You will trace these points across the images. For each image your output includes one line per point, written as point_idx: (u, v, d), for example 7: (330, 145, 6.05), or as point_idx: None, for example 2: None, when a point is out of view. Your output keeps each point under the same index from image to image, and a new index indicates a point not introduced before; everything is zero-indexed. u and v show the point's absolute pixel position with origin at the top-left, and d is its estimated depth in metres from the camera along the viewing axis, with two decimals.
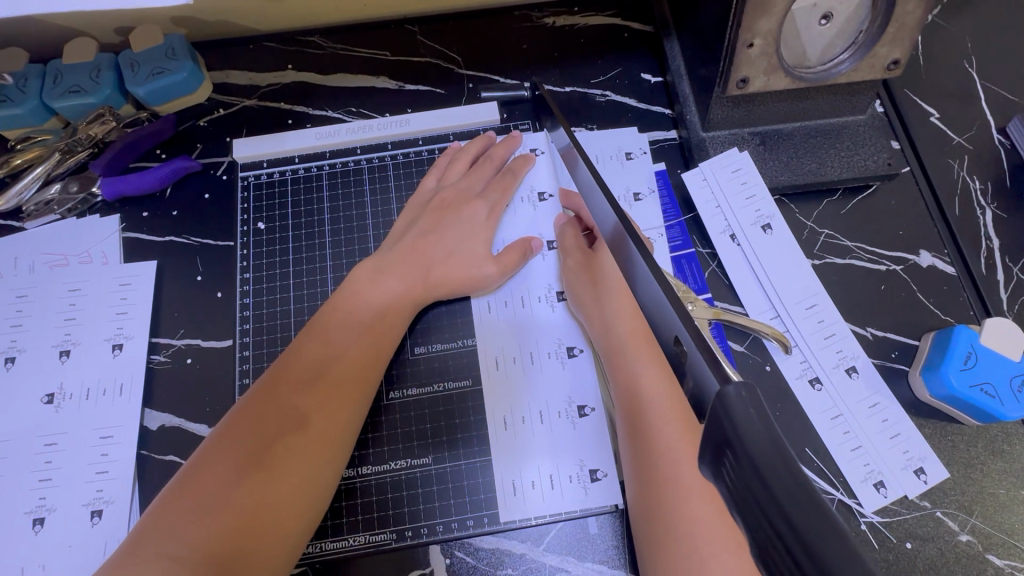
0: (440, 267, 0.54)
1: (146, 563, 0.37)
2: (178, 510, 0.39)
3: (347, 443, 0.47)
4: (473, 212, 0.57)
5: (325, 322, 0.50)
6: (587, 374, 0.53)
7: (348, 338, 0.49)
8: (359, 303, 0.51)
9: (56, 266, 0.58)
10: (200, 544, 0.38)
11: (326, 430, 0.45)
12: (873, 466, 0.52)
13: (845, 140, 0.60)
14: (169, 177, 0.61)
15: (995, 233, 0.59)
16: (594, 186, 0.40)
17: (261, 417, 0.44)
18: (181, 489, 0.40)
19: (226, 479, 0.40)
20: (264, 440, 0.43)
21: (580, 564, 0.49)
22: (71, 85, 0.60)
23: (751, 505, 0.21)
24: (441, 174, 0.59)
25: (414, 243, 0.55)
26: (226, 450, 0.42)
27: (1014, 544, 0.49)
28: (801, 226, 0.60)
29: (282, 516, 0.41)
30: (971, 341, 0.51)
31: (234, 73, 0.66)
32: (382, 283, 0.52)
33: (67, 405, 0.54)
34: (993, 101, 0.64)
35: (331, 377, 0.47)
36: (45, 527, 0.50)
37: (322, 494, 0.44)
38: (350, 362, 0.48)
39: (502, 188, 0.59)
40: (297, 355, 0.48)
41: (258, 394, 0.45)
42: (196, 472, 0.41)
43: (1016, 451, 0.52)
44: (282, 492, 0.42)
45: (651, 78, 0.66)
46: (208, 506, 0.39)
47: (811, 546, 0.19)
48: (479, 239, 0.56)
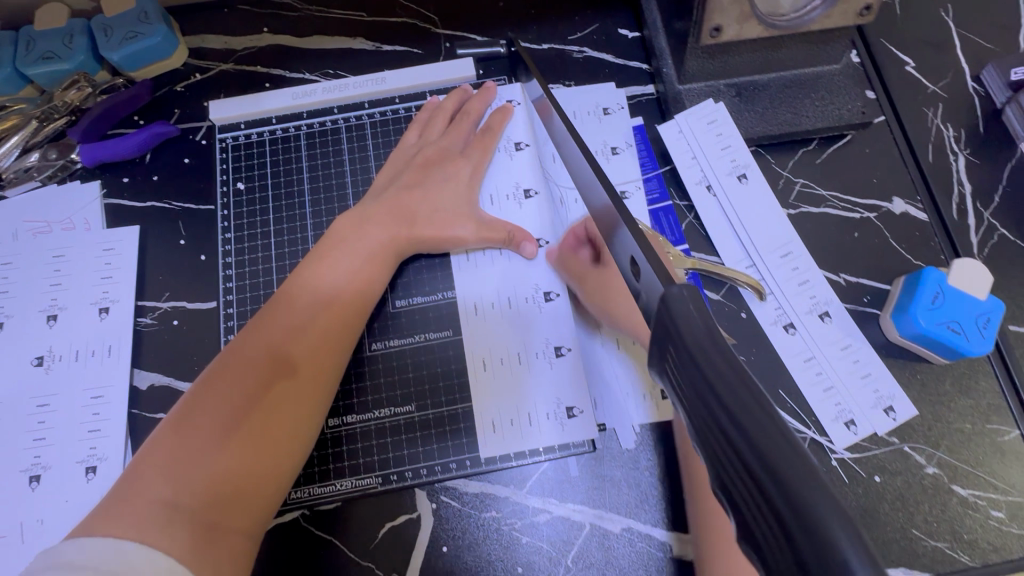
0: (421, 221, 0.54)
1: (137, 504, 0.38)
2: (169, 454, 0.40)
3: (329, 390, 0.48)
4: (453, 164, 0.57)
5: (304, 272, 0.50)
6: (565, 321, 0.54)
7: (335, 286, 0.50)
8: (346, 247, 0.51)
9: (40, 233, 0.59)
10: (194, 487, 0.39)
11: (314, 376, 0.46)
12: (843, 404, 0.53)
13: (820, 90, 0.60)
14: (147, 143, 0.61)
15: (967, 179, 0.60)
16: (567, 136, 0.40)
17: (242, 368, 0.44)
18: (165, 439, 0.41)
19: (211, 428, 0.41)
20: (248, 391, 0.43)
21: (561, 504, 0.51)
22: (45, 52, 0.60)
23: (695, 394, 0.22)
24: (421, 129, 0.60)
25: (396, 195, 0.55)
26: (217, 395, 0.43)
27: (977, 475, 0.51)
28: (776, 176, 0.61)
29: (273, 459, 0.43)
30: (939, 283, 0.53)
31: (209, 37, 0.66)
32: (365, 232, 0.52)
33: (58, 367, 0.55)
34: (969, 49, 0.64)
35: (318, 325, 0.48)
36: (41, 483, 0.51)
37: (308, 439, 0.46)
38: (330, 313, 0.49)
39: (480, 140, 0.59)
40: (275, 307, 0.48)
41: (237, 347, 0.45)
42: (184, 416, 0.42)
43: (982, 388, 0.54)
44: (269, 439, 0.43)
45: (629, 33, 0.66)
46: (200, 449, 0.40)
47: (741, 420, 0.20)
48: (459, 192, 0.57)
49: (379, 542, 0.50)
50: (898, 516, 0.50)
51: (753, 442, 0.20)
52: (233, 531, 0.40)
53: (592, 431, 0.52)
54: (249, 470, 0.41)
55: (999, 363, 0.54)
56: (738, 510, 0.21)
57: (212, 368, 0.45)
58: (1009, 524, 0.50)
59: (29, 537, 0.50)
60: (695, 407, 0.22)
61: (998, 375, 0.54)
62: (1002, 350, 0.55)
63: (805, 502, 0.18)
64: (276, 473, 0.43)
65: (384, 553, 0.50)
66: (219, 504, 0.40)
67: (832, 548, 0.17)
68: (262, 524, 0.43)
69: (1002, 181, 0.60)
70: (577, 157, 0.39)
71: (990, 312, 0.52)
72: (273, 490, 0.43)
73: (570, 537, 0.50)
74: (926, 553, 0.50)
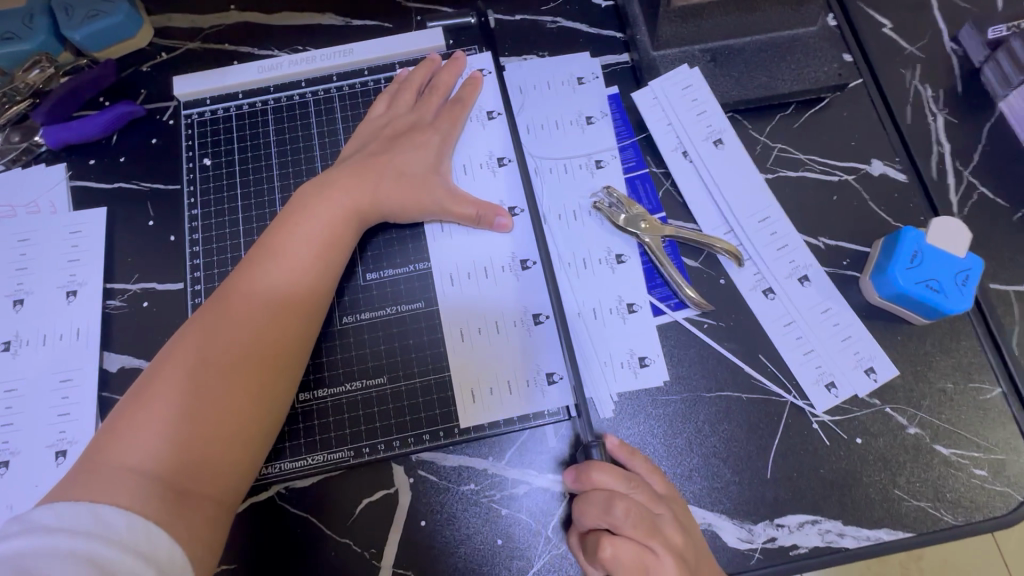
0: (387, 190, 0.53)
1: (107, 474, 0.37)
2: (135, 422, 0.40)
3: (297, 359, 0.47)
4: (422, 134, 0.56)
5: (266, 244, 0.48)
6: (540, 291, 0.54)
7: (301, 252, 0.48)
8: (309, 217, 0.50)
9: (5, 217, 0.58)
10: (160, 454, 0.39)
11: (281, 343, 0.45)
12: (824, 366, 0.53)
13: (795, 54, 0.60)
14: (113, 124, 0.60)
15: (946, 139, 0.59)
16: None
17: (203, 341, 0.43)
18: (127, 411, 0.40)
19: (174, 400, 0.41)
20: (209, 362, 0.42)
21: (541, 476, 0.50)
22: (5, 33, 0.59)
23: None
24: (391, 101, 0.58)
25: (364, 162, 0.54)
26: (182, 365, 0.42)
27: (959, 434, 0.51)
28: (754, 142, 0.60)
29: (242, 426, 0.42)
30: (918, 241, 0.52)
31: (175, 16, 0.64)
32: (331, 198, 0.51)
33: (25, 352, 0.54)
34: (946, 9, 0.64)
35: (285, 290, 0.47)
36: (10, 469, 0.50)
37: (276, 409, 0.45)
38: (293, 281, 0.47)
39: (451, 115, 0.58)
40: (237, 280, 0.47)
41: (199, 321, 0.44)
42: (146, 386, 0.41)
43: (963, 346, 0.53)
44: (234, 408, 0.42)
45: (602, 2, 0.64)
46: (165, 418, 0.40)
47: None
48: (427, 163, 0.55)
49: (358, 518, 0.49)
50: (880, 477, 0.50)
51: None
52: (203, 498, 0.39)
53: (568, 400, 0.51)
54: (215, 439, 0.41)
55: (980, 321, 0.54)
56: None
57: (176, 340, 0.44)
58: (992, 481, 0.50)
59: None
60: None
61: (979, 332, 0.53)
62: (983, 308, 0.54)
63: None
64: (248, 438, 0.43)
65: (362, 529, 0.49)
66: (188, 471, 0.39)
67: None
68: (238, 492, 0.43)
69: (980, 139, 0.59)
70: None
71: (969, 269, 0.51)
72: (245, 459, 0.42)
73: (551, 509, 0.49)
74: (909, 513, 0.49)
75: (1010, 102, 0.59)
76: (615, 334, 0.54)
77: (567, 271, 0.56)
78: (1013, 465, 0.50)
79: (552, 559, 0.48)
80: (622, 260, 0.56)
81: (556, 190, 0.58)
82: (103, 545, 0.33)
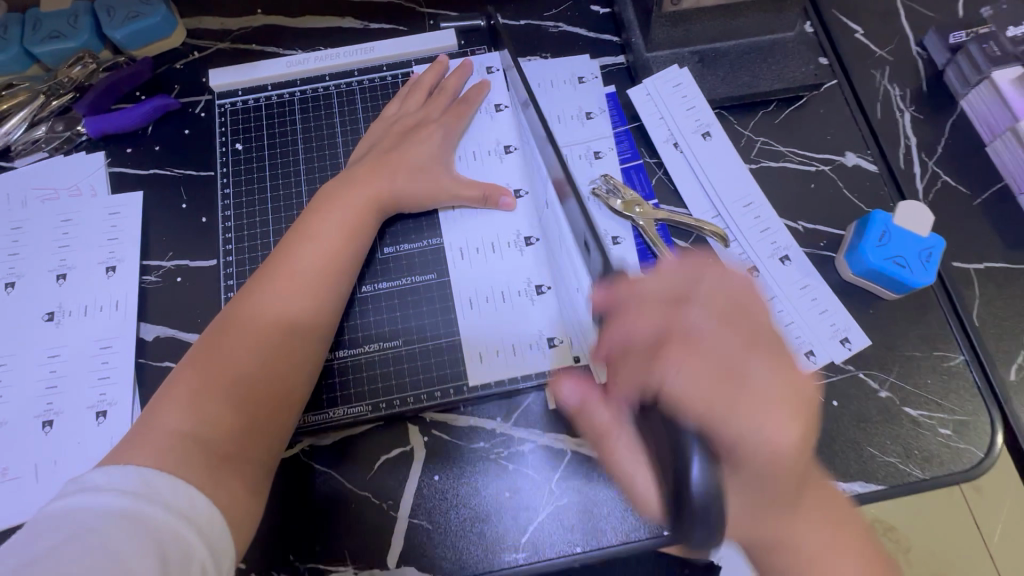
0: (402, 184, 0.58)
1: (155, 436, 0.41)
2: (180, 393, 0.44)
3: (323, 342, 0.51)
4: (427, 130, 0.61)
5: (294, 236, 0.53)
6: (543, 266, 0.59)
7: (329, 241, 0.53)
8: (333, 212, 0.55)
9: (48, 199, 0.62)
10: (204, 420, 0.43)
11: (309, 327, 0.50)
12: (804, 336, 0.58)
13: (776, 56, 0.66)
14: (149, 115, 0.65)
15: (913, 133, 0.65)
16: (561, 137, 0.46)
17: (241, 325, 0.48)
18: (173, 384, 0.45)
19: (216, 375, 0.45)
20: (246, 342, 0.47)
21: (545, 434, 0.55)
22: (51, 31, 0.64)
23: None
24: (402, 102, 0.64)
25: (380, 159, 0.58)
26: (227, 340, 0.47)
27: (925, 396, 0.56)
28: (738, 135, 0.65)
29: (276, 400, 0.47)
30: (886, 222, 0.57)
31: (206, 19, 0.70)
32: (353, 192, 0.56)
33: (68, 321, 0.58)
34: (912, 18, 0.70)
35: (314, 276, 0.51)
36: (54, 428, 0.55)
37: (305, 386, 0.49)
38: (319, 270, 0.52)
39: (456, 114, 0.63)
40: (268, 269, 0.51)
41: (235, 308, 0.49)
42: (189, 363, 0.46)
43: (929, 318, 0.58)
44: (269, 384, 0.46)
45: (600, 9, 0.71)
46: (209, 390, 0.44)
47: None
48: (434, 157, 0.60)
49: (376, 472, 0.54)
50: (854, 435, 0.55)
51: None
52: (242, 461, 0.43)
53: (566, 361, 0.55)
54: (253, 410, 0.45)
55: (944, 296, 0.59)
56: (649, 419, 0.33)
57: (218, 321, 0.49)
58: (956, 439, 0.55)
59: (44, 478, 0.53)
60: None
61: (943, 306, 0.59)
62: (946, 284, 0.59)
63: None
64: (282, 408, 0.47)
65: (380, 483, 0.53)
66: (229, 437, 0.43)
67: None
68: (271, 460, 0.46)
69: (944, 134, 0.65)
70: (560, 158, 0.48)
71: (932, 247, 0.56)
72: (277, 429, 0.47)
73: (554, 464, 0.54)
74: (881, 467, 0.54)
75: (969, 101, 0.65)
76: None
77: None
78: (975, 425, 0.55)
79: (555, 508, 0.53)
80: (618, 241, 0.61)
81: (557, 176, 0.63)
82: (146, 504, 0.36)
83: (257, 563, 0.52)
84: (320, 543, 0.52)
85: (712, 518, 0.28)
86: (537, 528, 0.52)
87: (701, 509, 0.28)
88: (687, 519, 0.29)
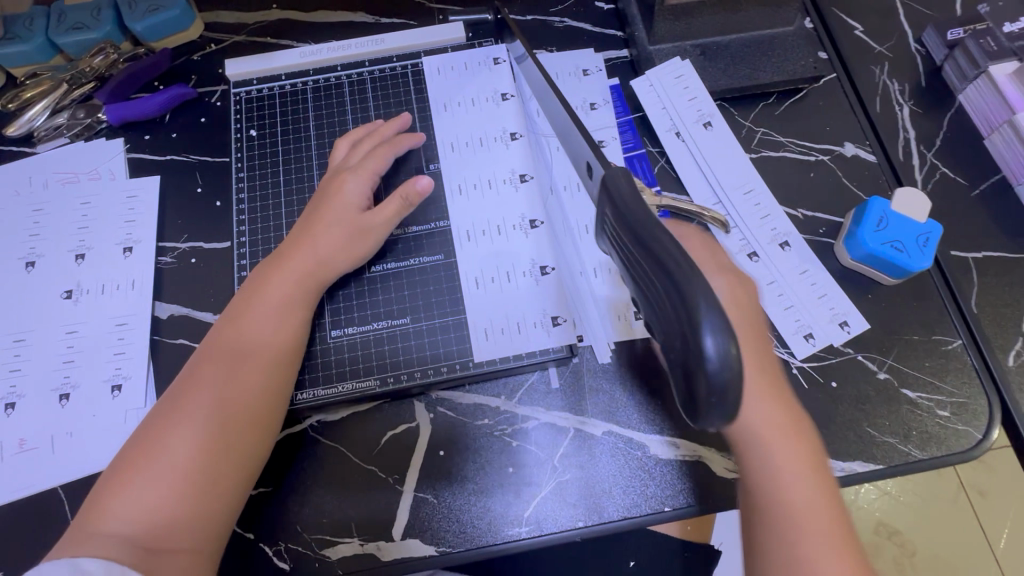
0: (328, 247, 0.55)
1: (90, 540, 0.42)
2: (117, 492, 0.44)
3: (267, 417, 0.49)
4: (345, 176, 0.58)
5: (233, 313, 0.52)
6: (547, 249, 0.60)
7: (262, 319, 0.52)
8: (269, 285, 0.53)
9: (69, 183, 0.64)
10: (138, 518, 0.43)
11: (244, 406, 0.48)
12: (803, 319, 0.59)
13: (776, 49, 0.67)
14: (168, 104, 0.67)
15: (911, 125, 0.67)
16: (564, 117, 0.45)
17: (173, 414, 0.47)
18: (109, 484, 0.45)
19: (148, 471, 0.45)
20: (176, 431, 0.46)
21: (548, 412, 0.56)
22: (75, 23, 0.67)
23: (619, 230, 0.34)
24: (340, 151, 0.61)
25: (312, 220, 0.56)
26: (155, 437, 0.46)
27: (923, 379, 0.57)
28: (739, 126, 0.67)
29: (214, 487, 0.46)
30: (884, 208, 0.59)
31: (223, 13, 0.72)
32: (285, 265, 0.54)
33: (85, 299, 0.60)
34: (910, 15, 0.71)
35: (248, 354, 0.50)
36: (70, 401, 0.56)
37: (250, 464, 0.48)
38: (255, 345, 0.51)
39: (379, 155, 0.59)
40: (206, 352, 0.51)
41: (173, 394, 0.49)
42: (126, 459, 0.46)
43: (928, 303, 0.59)
44: (204, 473, 0.45)
45: (605, 5, 0.73)
46: (140, 487, 0.44)
47: (635, 230, 0.32)
48: (355, 204, 0.57)
49: (383, 448, 0.55)
50: (854, 416, 0.56)
51: (640, 240, 0.31)
52: (178, 551, 0.43)
53: (570, 338, 0.56)
54: (186, 501, 0.44)
55: (941, 281, 0.60)
56: (655, 304, 0.32)
57: (149, 416, 0.48)
58: (954, 420, 0.55)
59: (60, 448, 0.54)
60: (624, 246, 0.34)
61: (941, 292, 0.60)
62: (944, 270, 0.60)
63: (675, 272, 0.29)
64: (219, 493, 0.46)
65: (386, 458, 0.55)
66: (164, 530, 0.43)
67: (693, 306, 0.28)
68: (219, 544, 0.46)
69: (942, 126, 0.67)
70: (557, 113, 0.47)
71: (929, 232, 0.57)
72: (220, 515, 0.46)
73: (555, 441, 0.55)
74: (880, 447, 0.55)
75: (966, 94, 0.66)
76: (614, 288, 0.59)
77: (571, 235, 0.61)
78: (973, 407, 0.56)
79: (557, 484, 0.54)
80: None
81: (560, 162, 0.64)
82: None
83: (264, 533, 0.53)
84: (326, 516, 0.53)
85: (727, 394, 0.29)
86: (539, 504, 0.53)
87: (717, 387, 0.29)
88: (704, 397, 0.30)
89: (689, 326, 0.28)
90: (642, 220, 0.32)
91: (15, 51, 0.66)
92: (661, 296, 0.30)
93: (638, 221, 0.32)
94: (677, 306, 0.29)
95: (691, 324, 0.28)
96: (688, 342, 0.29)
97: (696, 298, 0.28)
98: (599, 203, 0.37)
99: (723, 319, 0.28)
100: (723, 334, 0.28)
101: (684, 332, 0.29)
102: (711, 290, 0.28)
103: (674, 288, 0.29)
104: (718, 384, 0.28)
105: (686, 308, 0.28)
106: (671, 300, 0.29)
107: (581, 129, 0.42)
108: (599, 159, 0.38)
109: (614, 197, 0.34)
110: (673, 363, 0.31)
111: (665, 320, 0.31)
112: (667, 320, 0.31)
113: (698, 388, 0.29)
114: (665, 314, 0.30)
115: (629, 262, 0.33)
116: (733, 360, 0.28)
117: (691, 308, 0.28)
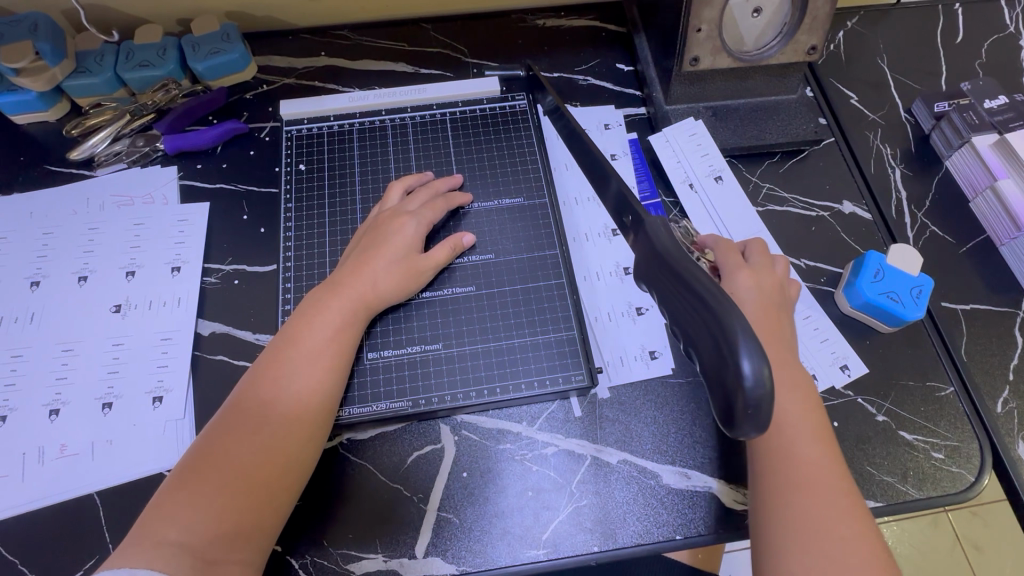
0: (383, 279, 0.59)
1: (150, 549, 0.44)
2: (174, 505, 0.47)
3: (315, 442, 0.53)
4: (401, 219, 0.62)
5: (287, 338, 0.55)
6: (570, 284, 0.64)
7: (317, 346, 0.55)
8: (323, 313, 0.56)
9: (124, 205, 0.69)
10: (195, 530, 0.46)
11: (295, 429, 0.52)
12: (806, 361, 0.63)
13: (781, 114, 0.74)
14: (221, 137, 0.72)
15: (903, 187, 0.73)
16: (601, 165, 0.51)
17: (229, 434, 0.50)
18: (167, 494, 0.48)
19: (206, 485, 0.48)
20: (233, 449, 0.49)
21: (566, 439, 0.59)
22: (142, 60, 0.72)
23: (657, 272, 0.40)
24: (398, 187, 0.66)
25: (365, 253, 0.60)
26: (215, 453, 0.49)
27: (919, 422, 0.61)
28: (746, 181, 0.73)
29: (263, 504, 0.49)
30: (879, 261, 0.64)
31: (276, 58, 0.79)
32: (341, 294, 0.57)
33: (133, 313, 0.63)
34: (901, 88, 0.79)
35: (302, 381, 0.53)
36: (113, 409, 0.59)
37: (295, 485, 0.51)
38: (308, 370, 0.54)
39: (434, 207, 0.65)
40: (260, 375, 0.53)
41: (228, 414, 0.52)
42: (183, 473, 0.49)
43: (921, 351, 0.64)
44: (257, 490, 0.49)
45: (625, 67, 0.80)
46: (197, 503, 0.47)
47: (677, 272, 0.38)
48: (413, 243, 0.62)
49: (409, 466, 0.58)
50: (856, 455, 0.59)
51: (684, 279, 0.37)
52: (230, 563, 0.46)
53: (587, 366, 0.60)
54: (239, 515, 0.47)
55: (934, 332, 0.65)
56: (691, 332, 0.36)
57: (206, 431, 0.51)
58: (948, 462, 0.59)
59: (98, 456, 0.57)
60: (659, 285, 0.39)
61: (934, 342, 0.64)
62: (936, 321, 0.65)
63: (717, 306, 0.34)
64: (268, 511, 0.49)
65: (412, 477, 0.57)
66: (218, 543, 0.46)
67: (730, 331, 0.33)
68: (262, 557, 0.49)
69: (931, 189, 0.73)
70: (595, 165, 0.52)
71: (922, 286, 0.62)
72: (267, 529, 0.49)
73: (573, 467, 0.58)
74: (878, 485, 0.58)
75: (953, 162, 0.73)
76: (629, 329, 0.64)
77: (588, 273, 0.67)
78: (966, 451, 0.59)
79: (576, 507, 0.56)
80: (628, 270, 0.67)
81: (582, 214, 0.70)
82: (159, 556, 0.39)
83: (292, 547, 0.55)
84: (352, 530, 0.55)
85: (761, 408, 0.33)
86: (558, 527, 0.56)
87: (753, 402, 0.33)
88: (740, 415, 0.33)
89: (727, 351, 0.33)
90: (682, 264, 0.38)
91: (85, 84, 0.71)
92: (699, 326, 0.35)
93: (675, 265, 0.38)
94: (717, 333, 0.34)
95: (729, 348, 0.33)
96: (726, 361, 0.33)
97: (733, 326, 0.33)
98: (636, 250, 0.43)
99: (755, 342, 0.33)
100: (756, 356, 0.32)
101: (722, 355, 0.33)
102: (746, 322, 0.33)
103: (713, 317, 0.34)
104: (755, 400, 0.33)
105: (723, 334, 0.33)
106: (711, 330, 0.34)
107: (617, 181, 0.48)
108: (638, 206, 0.43)
109: (655, 244, 0.40)
110: (709, 386, 0.35)
111: (701, 346, 0.36)
112: (704, 348, 0.35)
113: (735, 405, 0.33)
114: (702, 343, 0.35)
115: (668, 298, 0.39)
116: (765, 379, 0.32)
117: (728, 335, 0.33)
